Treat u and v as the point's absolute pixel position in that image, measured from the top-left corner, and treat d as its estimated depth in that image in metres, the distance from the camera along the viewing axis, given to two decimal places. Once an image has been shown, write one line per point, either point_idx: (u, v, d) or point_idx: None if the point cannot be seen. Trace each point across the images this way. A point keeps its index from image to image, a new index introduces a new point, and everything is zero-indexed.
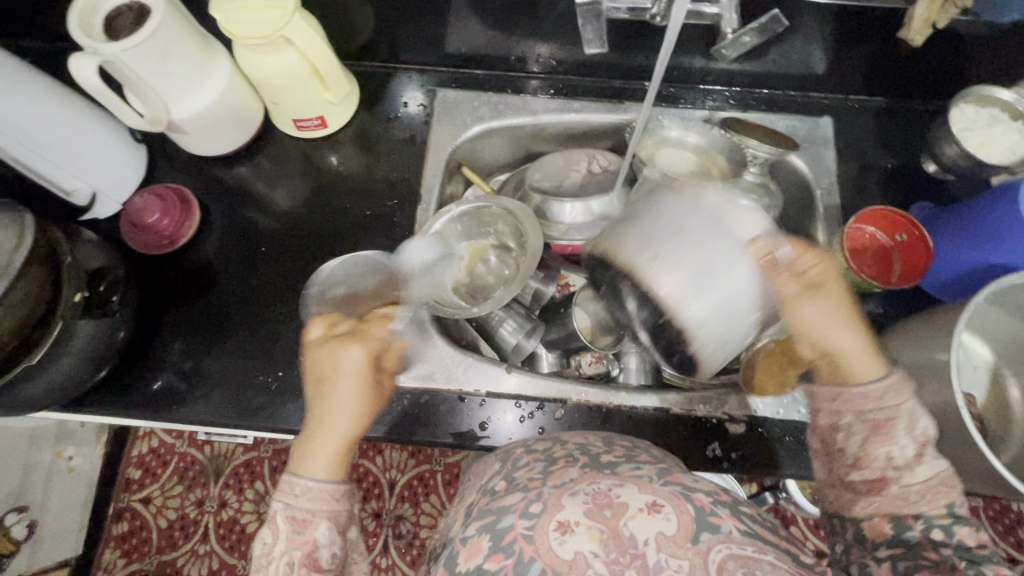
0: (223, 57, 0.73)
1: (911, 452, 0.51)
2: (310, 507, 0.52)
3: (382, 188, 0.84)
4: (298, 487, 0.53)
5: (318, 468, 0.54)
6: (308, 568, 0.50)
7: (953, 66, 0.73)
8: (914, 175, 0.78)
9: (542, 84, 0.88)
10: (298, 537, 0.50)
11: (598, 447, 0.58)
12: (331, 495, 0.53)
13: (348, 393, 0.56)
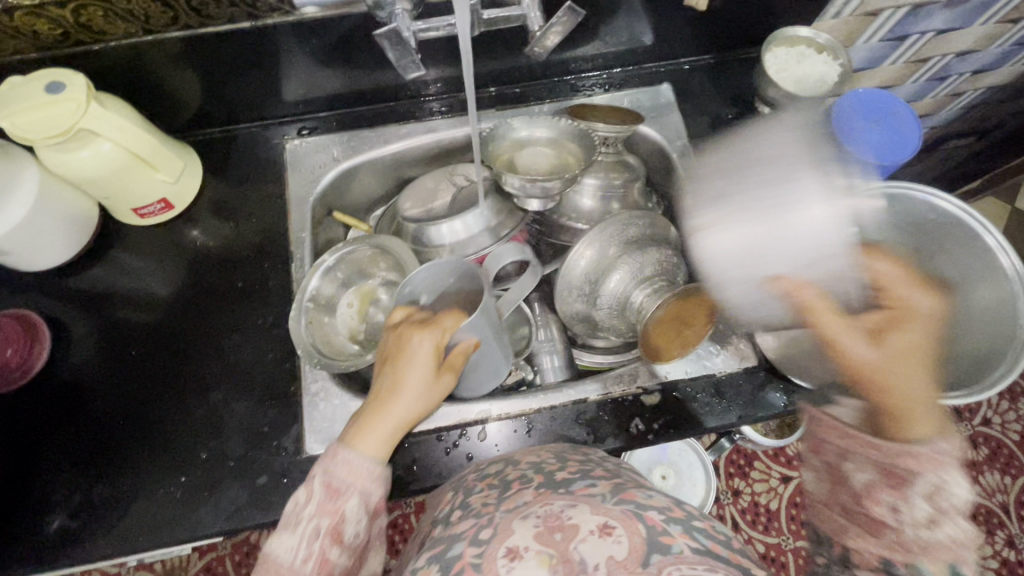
0: (28, 161, 0.65)
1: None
2: (349, 477, 0.48)
3: (250, 254, 0.77)
4: (341, 454, 0.49)
5: (364, 445, 0.50)
6: (329, 542, 0.47)
7: (759, 16, 0.80)
8: (752, 121, 0.85)
9: (437, 104, 0.85)
10: (330, 505, 0.47)
11: (552, 465, 0.53)
12: (370, 476, 0.49)
13: (420, 380, 0.53)
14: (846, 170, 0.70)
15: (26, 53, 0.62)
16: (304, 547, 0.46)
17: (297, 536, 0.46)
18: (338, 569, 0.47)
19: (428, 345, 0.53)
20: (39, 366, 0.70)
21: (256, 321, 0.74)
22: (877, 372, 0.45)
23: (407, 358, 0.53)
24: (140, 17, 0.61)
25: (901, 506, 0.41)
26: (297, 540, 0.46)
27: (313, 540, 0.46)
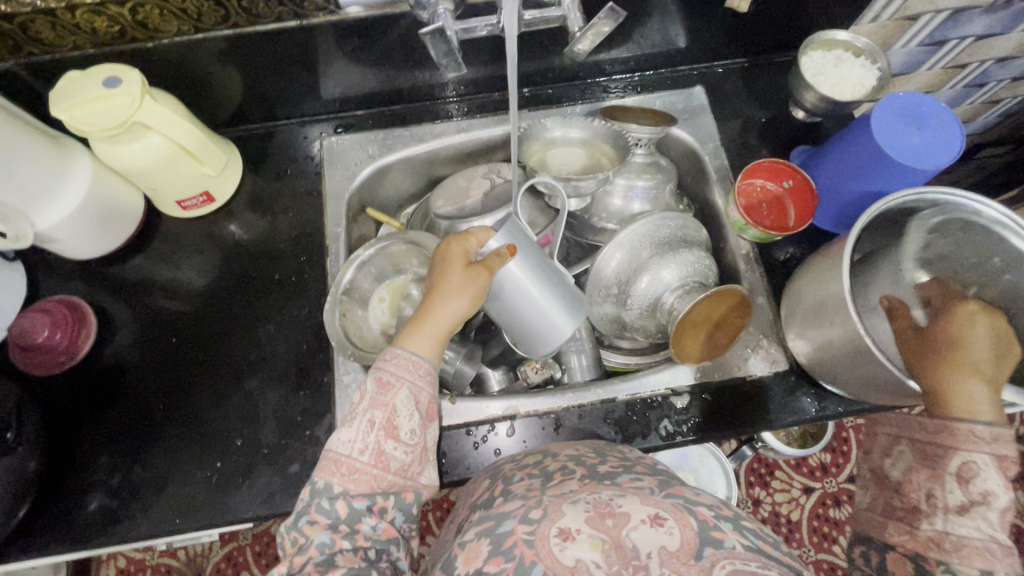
0: (81, 151, 0.68)
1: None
2: (398, 373, 0.54)
3: (287, 247, 0.79)
4: (392, 352, 0.55)
5: (413, 341, 0.56)
6: (384, 434, 0.52)
7: (794, 21, 0.80)
8: (786, 125, 0.84)
9: (458, 107, 0.86)
10: (381, 399, 0.53)
11: (593, 459, 0.55)
12: (418, 370, 0.55)
13: (457, 280, 0.57)
14: (885, 176, 0.69)
15: (84, 49, 0.64)
16: (361, 439, 0.52)
17: (354, 430, 0.52)
18: (394, 463, 0.52)
19: (460, 252, 0.58)
20: (87, 349, 0.72)
21: (291, 314, 0.75)
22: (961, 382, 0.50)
23: (444, 264, 0.58)
24: (192, 15, 0.63)
25: (939, 489, 0.48)
26: (354, 432, 0.52)
27: (368, 433, 0.52)
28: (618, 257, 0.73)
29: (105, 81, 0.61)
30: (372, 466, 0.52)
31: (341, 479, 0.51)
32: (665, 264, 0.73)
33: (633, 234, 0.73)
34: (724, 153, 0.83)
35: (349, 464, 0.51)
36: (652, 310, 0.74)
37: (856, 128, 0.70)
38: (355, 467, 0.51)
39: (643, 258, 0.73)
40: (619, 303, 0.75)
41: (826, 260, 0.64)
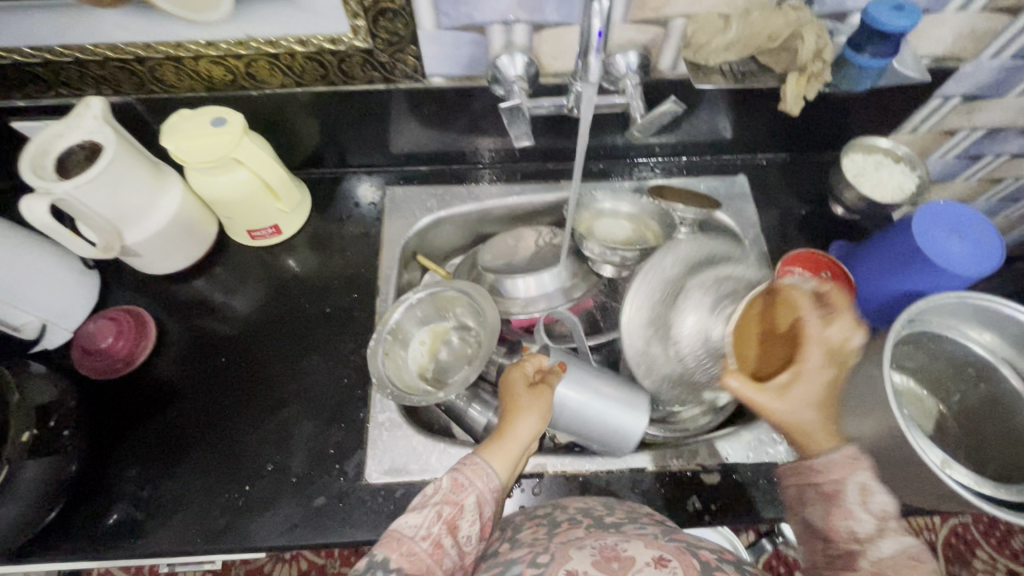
0: (175, 179, 0.75)
1: (872, 526, 0.46)
2: (473, 478, 0.53)
3: (339, 284, 0.84)
4: (472, 459, 0.55)
5: (491, 456, 0.56)
6: (446, 530, 0.50)
7: (837, 126, 0.85)
8: (825, 220, 0.88)
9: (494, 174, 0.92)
10: (453, 496, 0.52)
11: (600, 510, 0.56)
12: (491, 485, 0.54)
13: (527, 399, 0.61)
14: (925, 279, 0.71)
15: (196, 92, 0.72)
16: (426, 527, 0.49)
17: (422, 516, 0.50)
18: (447, 562, 0.49)
19: (524, 374, 0.63)
20: (142, 357, 0.76)
21: (335, 348, 0.78)
22: (806, 429, 0.48)
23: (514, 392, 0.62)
24: (296, 72, 0.71)
25: (853, 524, 0.46)
26: (421, 519, 0.50)
27: (433, 523, 0.50)
28: (651, 290, 0.74)
29: (213, 120, 0.69)
30: (428, 555, 0.48)
31: (399, 557, 0.47)
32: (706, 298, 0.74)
33: (661, 263, 0.74)
34: (764, 239, 0.86)
35: (411, 546, 0.48)
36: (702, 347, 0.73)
37: (897, 230, 0.73)
38: (415, 551, 0.48)
39: (679, 292, 0.74)
40: (661, 341, 0.73)
41: (866, 352, 0.65)
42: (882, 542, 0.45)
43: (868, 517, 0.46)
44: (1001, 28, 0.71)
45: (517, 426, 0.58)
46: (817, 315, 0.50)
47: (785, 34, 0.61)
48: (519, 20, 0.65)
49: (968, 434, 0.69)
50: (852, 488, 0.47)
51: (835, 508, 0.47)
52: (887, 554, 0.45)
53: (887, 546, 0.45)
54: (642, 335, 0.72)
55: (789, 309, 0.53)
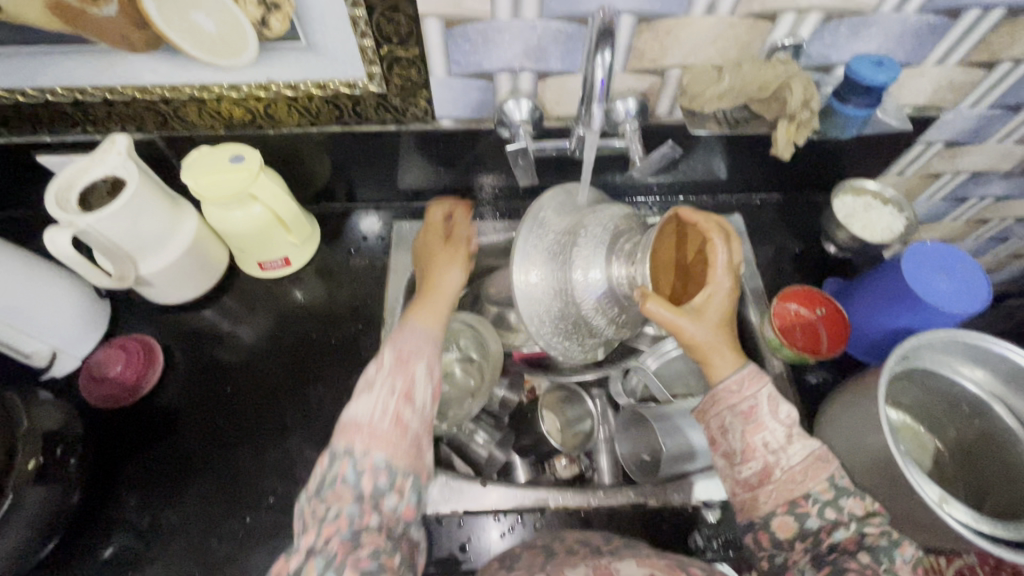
0: (190, 211, 0.78)
1: (783, 435, 0.55)
2: (416, 349, 0.58)
3: (345, 315, 0.85)
4: (403, 329, 0.61)
5: (421, 322, 0.63)
6: (403, 403, 0.54)
7: (827, 169, 0.89)
8: (819, 258, 0.90)
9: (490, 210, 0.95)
10: (399, 368, 0.56)
11: (599, 539, 0.56)
12: (433, 347, 0.60)
13: (444, 255, 0.72)
14: (916, 316, 0.73)
15: (216, 131, 0.76)
16: (381, 407, 0.53)
17: (375, 399, 0.54)
18: (411, 433, 0.53)
19: (441, 234, 0.76)
20: (148, 386, 0.76)
21: (340, 378, 0.79)
22: (710, 350, 0.56)
23: (431, 274, 0.70)
24: (312, 114, 0.75)
25: (767, 437, 0.55)
26: (375, 401, 0.53)
27: (387, 400, 0.53)
28: (541, 241, 0.67)
29: (232, 157, 0.72)
30: (392, 431, 0.52)
31: (365, 441, 0.51)
32: (602, 239, 0.65)
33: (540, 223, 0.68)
34: (759, 275, 0.89)
35: (371, 429, 0.52)
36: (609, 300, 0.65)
37: (889, 269, 0.75)
38: (376, 431, 0.52)
39: (574, 238, 0.66)
40: (565, 299, 0.66)
41: (862, 387, 0.66)
42: (792, 450, 0.54)
43: (778, 426, 0.55)
44: (980, 81, 0.75)
45: (445, 288, 0.68)
46: (720, 238, 0.56)
47: (775, 85, 0.64)
48: (524, 69, 0.69)
49: (968, 473, 0.70)
50: (762, 400, 0.56)
51: (748, 421, 0.55)
52: (797, 460, 0.54)
53: (796, 452, 0.54)
54: (546, 301, 0.66)
55: (701, 239, 0.58)
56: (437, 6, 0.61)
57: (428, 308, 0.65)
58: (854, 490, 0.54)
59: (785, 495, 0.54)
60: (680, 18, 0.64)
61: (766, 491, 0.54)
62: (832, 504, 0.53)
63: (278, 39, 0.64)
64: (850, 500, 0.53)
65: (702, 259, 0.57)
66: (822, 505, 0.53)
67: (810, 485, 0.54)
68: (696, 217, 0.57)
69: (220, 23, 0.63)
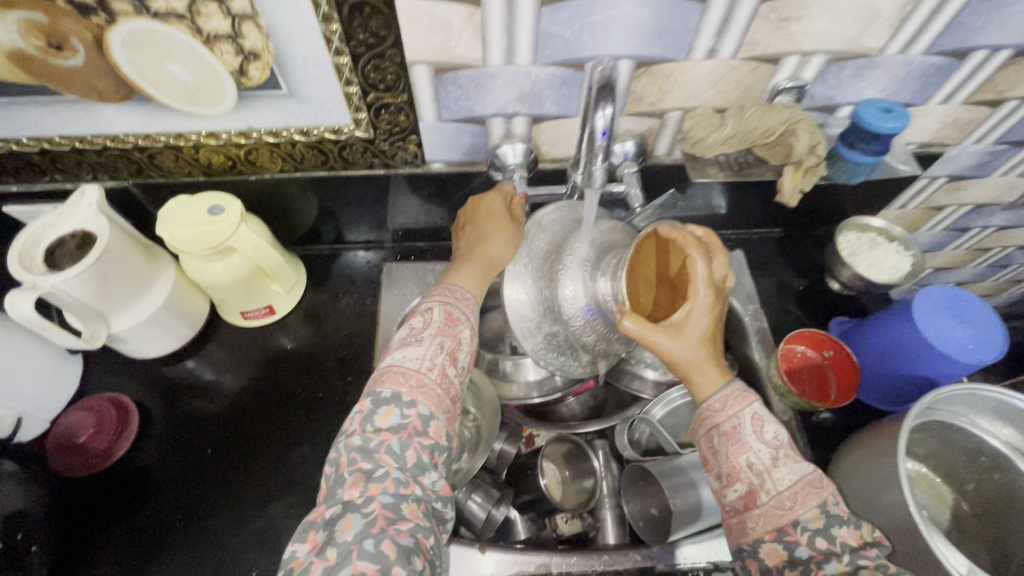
0: (167, 261, 0.74)
1: (768, 456, 0.49)
2: (464, 312, 0.59)
3: (334, 365, 0.81)
4: (447, 287, 0.61)
5: (462, 282, 0.62)
6: (448, 360, 0.55)
7: (830, 205, 0.86)
8: (823, 295, 0.88)
9: None
10: (448, 330, 0.57)
11: None
12: (471, 306, 0.60)
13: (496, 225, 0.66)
14: (929, 363, 0.70)
15: (195, 177, 0.73)
16: (430, 359, 0.54)
17: (425, 350, 0.54)
18: (451, 392, 0.54)
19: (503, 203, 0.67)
20: (121, 452, 0.72)
21: (329, 435, 0.75)
22: (691, 367, 0.52)
23: (481, 224, 0.67)
24: (296, 159, 0.71)
25: (753, 457, 0.49)
26: (424, 352, 0.54)
27: (436, 354, 0.54)
28: (531, 259, 0.65)
29: (211, 209, 0.68)
30: (438, 386, 0.53)
31: (410, 390, 0.52)
32: (587, 256, 0.61)
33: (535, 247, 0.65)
34: (764, 315, 0.86)
35: (420, 378, 0.53)
36: (598, 317, 0.60)
37: (898, 313, 0.73)
38: (425, 383, 0.53)
39: (561, 255, 0.62)
40: (553, 317, 0.62)
41: (879, 442, 0.64)
42: (778, 473, 0.48)
43: (764, 447, 0.49)
44: (985, 119, 0.73)
45: (485, 251, 0.64)
46: (701, 251, 0.50)
47: (780, 130, 0.63)
48: (518, 113, 0.66)
49: (989, 528, 0.67)
50: (746, 419, 0.50)
51: (731, 440, 0.50)
52: (786, 483, 0.48)
53: (783, 476, 0.48)
54: (534, 320, 0.63)
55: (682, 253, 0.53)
56: (426, 53, 0.58)
57: (458, 272, 0.63)
58: (848, 518, 0.47)
59: (772, 521, 0.48)
60: (680, 62, 0.61)
61: (753, 516, 0.48)
62: (824, 533, 0.46)
63: (259, 87, 0.61)
64: (843, 529, 0.47)
65: (683, 275, 0.53)
66: (812, 534, 0.46)
67: (800, 511, 0.47)
68: (673, 231, 0.52)
69: (195, 73, 0.59)
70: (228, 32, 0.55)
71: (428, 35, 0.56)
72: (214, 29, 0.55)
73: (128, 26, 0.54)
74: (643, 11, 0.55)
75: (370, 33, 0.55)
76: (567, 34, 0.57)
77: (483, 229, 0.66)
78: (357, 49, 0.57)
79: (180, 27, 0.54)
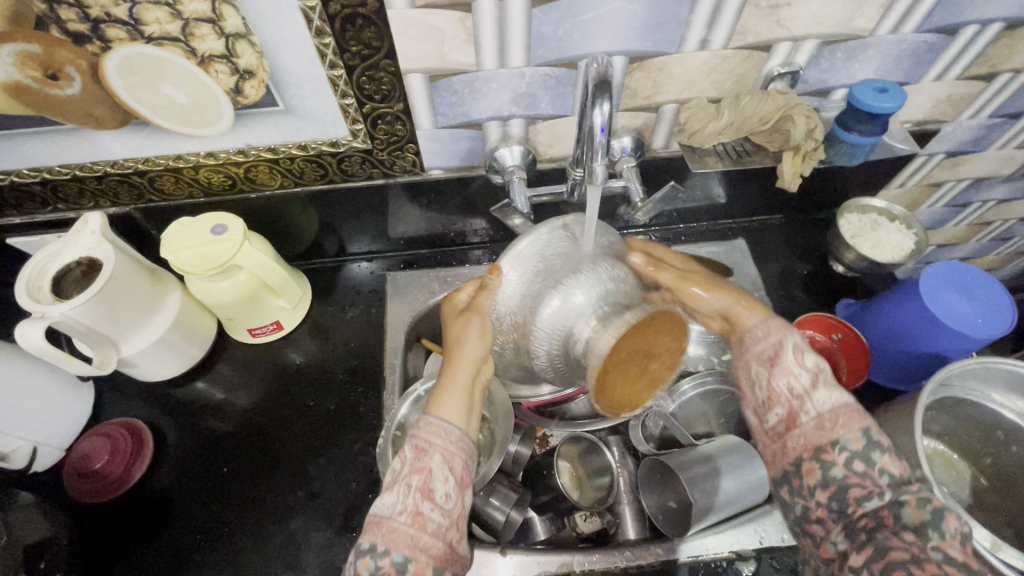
0: (172, 282, 0.74)
1: (809, 380, 0.50)
2: (431, 438, 0.52)
3: (344, 378, 0.81)
4: (426, 420, 0.54)
5: (448, 414, 0.54)
6: (421, 497, 0.49)
7: (830, 188, 0.86)
8: (827, 279, 0.88)
9: (485, 253, 0.91)
10: (418, 464, 0.50)
11: None
12: (452, 437, 0.53)
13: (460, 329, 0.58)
14: (939, 340, 0.70)
15: (196, 198, 0.73)
16: (399, 502, 0.48)
17: (393, 495, 0.49)
18: (431, 527, 0.48)
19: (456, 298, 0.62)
20: (137, 476, 0.72)
21: (343, 447, 0.75)
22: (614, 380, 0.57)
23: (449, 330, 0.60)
24: (295, 174, 0.71)
25: (789, 379, 0.51)
26: (395, 498, 0.49)
27: (406, 496, 0.48)
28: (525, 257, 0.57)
29: (214, 228, 0.68)
30: (409, 526, 0.47)
31: (382, 540, 0.46)
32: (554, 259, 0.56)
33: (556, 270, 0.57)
34: (770, 302, 0.86)
35: (390, 524, 0.47)
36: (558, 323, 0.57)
37: (904, 292, 0.73)
38: (395, 528, 0.47)
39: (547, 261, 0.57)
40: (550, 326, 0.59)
41: (894, 421, 0.63)
42: (817, 395, 0.49)
43: (802, 376, 0.51)
44: (979, 93, 0.73)
45: (461, 365, 0.58)
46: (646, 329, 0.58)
47: (776, 117, 0.63)
48: (514, 115, 0.66)
49: (1010, 502, 0.66)
50: (787, 348, 0.53)
51: (773, 368, 0.52)
52: (827, 406, 0.49)
53: (822, 398, 0.49)
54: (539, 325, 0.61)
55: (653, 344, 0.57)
56: (420, 62, 0.58)
57: (445, 401, 0.55)
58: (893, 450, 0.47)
59: (813, 440, 0.48)
60: (672, 55, 0.61)
61: (794, 437, 0.49)
62: (863, 456, 0.46)
63: (255, 105, 0.61)
64: (885, 458, 0.46)
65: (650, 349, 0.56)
66: (852, 459, 0.47)
67: (841, 431, 0.48)
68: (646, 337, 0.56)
69: (190, 94, 0.59)
70: (222, 52, 0.55)
71: (420, 44, 0.56)
72: (209, 50, 0.55)
73: (122, 52, 0.54)
74: (633, 7, 0.55)
75: (363, 44, 0.56)
76: (559, 34, 0.57)
77: (454, 335, 0.59)
78: (351, 62, 0.57)
79: (173, 50, 0.55)
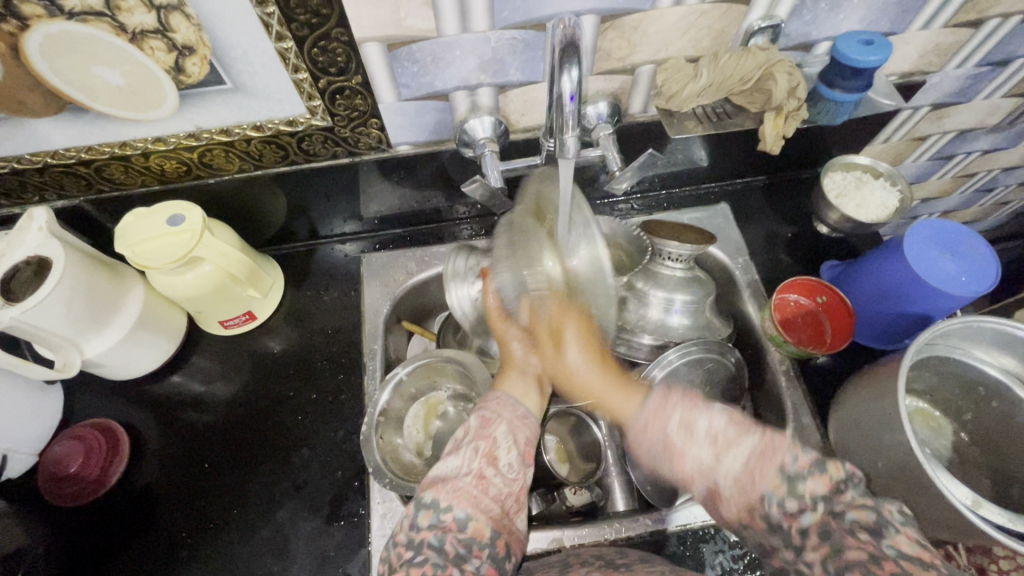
0: (133, 276, 0.71)
1: (711, 453, 0.48)
2: (499, 411, 0.58)
3: (323, 366, 0.79)
4: (495, 396, 0.60)
5: (509, 390, 0.62)
6: (486, 462, 0.52)
7: (815, 148, 0.84)
8: (812, 240, 0.86)
9: (465, 229, 0.88)
10: (484, 432, 0.55)
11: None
12: (517, 410, 0.59)
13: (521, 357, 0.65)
14: (923, 300, 0.69)
15: (151, 187, 0.69)
16: (466, 464, 0.52)
17: (460, 458, 0.53)
18: (493, 492, 0.51)
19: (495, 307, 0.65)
20: (114, 478, 0.70)
21: (327, 436, 0.74)
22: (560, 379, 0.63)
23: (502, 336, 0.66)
24: (253, 157, 0.67)
25: (694, 454, 0.49)
26: (461, 461, 0.52)
27: (471, 460, 0.52)
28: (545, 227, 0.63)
29: (170, 217, 0.65)
30: (473, 486, 0.50)
31: (446, 495, 0.49)
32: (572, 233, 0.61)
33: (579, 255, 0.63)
34: (754, 267, 0.84)
35: (455, 482, 0.50)
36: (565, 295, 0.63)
37: (888, 250, 0.72)
38: (460, 486, 0.50)
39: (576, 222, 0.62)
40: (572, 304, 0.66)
41: (879, 381, 0.63)
42: (727, 462, 0.47)
43: (701, 447, 0.49)
44: (967, 41, 0.70)
45: (521, 361, 0.64)
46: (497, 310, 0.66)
47: (757, 75, 0.60)
48: (482, 83, 0.62)
49: (990, 456, 0.67)
50: (679, 413, 0.52)
51: (672, 453, 0.51)
52: (739, 468, 0.47)
53: (733, 463, 0.47)
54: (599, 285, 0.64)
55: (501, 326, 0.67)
56: (376, 29, 0.54)
57: (510, 383, 0.63)
58: (812, 468, 0.45)
59: (742, 500, 0.46)
60: (647, 12, 0.57)
61: (724, 500, 0.47)
62: (791, 495, 0.44)
63: (200, 83, 0.57)
64: (809, 482, 0.44)
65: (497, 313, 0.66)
66: (783, 503, 0.44)
67: (762, 485, 0.45)
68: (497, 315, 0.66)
69: (127, 74, 0.54)
70: (155, 26, 0.51)
71: (374, 9, 0.52)
72: (139, 24, 0.50)
73: (43, 30, 0.49)
74: None
75: (311, 12, 0.51)
76: None
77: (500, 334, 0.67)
78: (300, 32, 0.53)
79: (100, 25, 0.50)
